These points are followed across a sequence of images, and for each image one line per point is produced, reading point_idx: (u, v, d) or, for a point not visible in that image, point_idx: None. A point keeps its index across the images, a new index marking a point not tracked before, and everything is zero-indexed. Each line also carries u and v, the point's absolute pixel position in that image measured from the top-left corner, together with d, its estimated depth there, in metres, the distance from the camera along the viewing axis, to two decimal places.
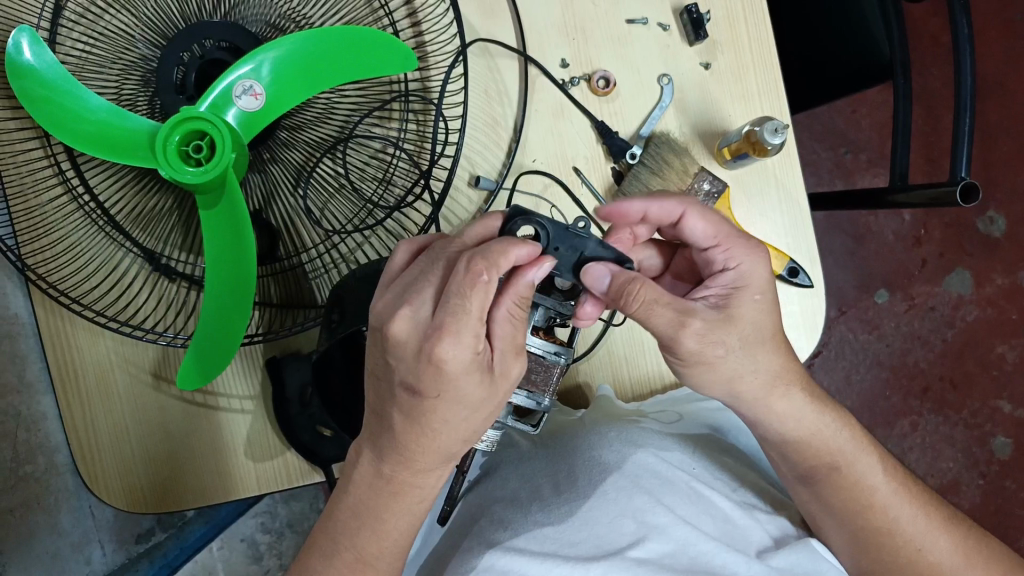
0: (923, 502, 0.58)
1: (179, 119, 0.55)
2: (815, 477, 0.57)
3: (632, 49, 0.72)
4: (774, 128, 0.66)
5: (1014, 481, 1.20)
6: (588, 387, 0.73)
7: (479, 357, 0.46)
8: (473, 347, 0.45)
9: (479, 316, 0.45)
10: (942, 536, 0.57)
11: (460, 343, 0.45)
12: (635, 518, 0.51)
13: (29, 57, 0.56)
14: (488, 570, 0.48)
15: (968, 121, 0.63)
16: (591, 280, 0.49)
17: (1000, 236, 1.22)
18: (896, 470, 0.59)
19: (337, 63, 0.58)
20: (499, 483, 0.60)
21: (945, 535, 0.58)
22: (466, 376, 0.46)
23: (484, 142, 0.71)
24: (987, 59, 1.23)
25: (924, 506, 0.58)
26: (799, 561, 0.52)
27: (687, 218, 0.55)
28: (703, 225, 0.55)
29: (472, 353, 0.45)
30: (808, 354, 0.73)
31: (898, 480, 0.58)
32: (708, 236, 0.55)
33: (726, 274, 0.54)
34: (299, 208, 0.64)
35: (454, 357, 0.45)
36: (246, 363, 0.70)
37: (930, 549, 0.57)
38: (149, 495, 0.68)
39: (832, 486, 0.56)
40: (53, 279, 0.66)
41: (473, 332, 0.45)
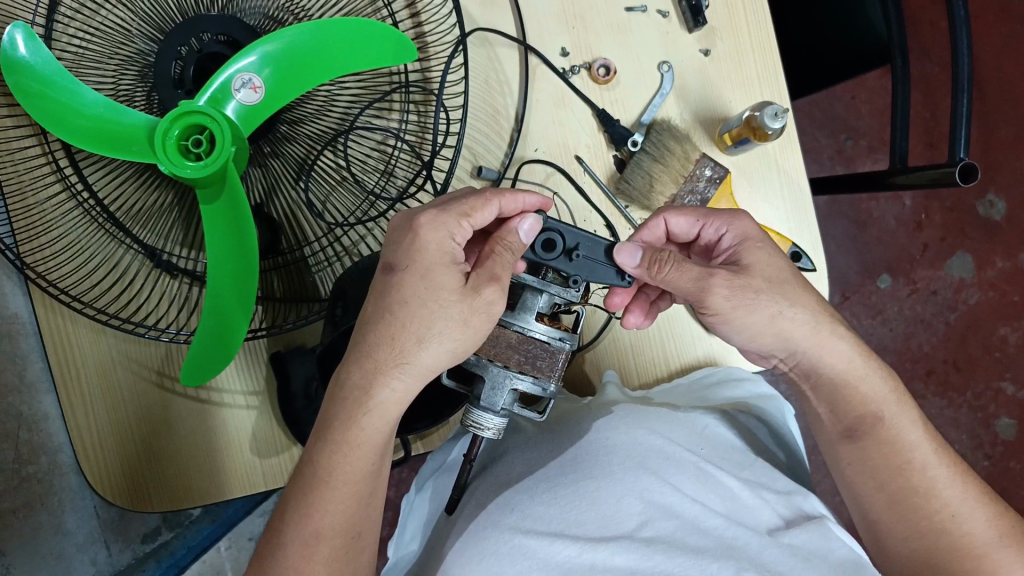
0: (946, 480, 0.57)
1: (179, 114, 0.54)
2: (868, 427, 0.58)
3: (632, 37, 0.72)
4: (774, 113, 0.66)
5: (1019, 462, 1.21)
6: (594, 374, 0.73)
7: (455, 244, 0.53)
8: (453, 233, 0.53)
9: (470, 218, 0.54)
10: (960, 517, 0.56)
11: (442, 224, 0.53)
12: (642, 497, 0.50)
13: (25, 53, 0.55)
14: (498, 554, 0.48)
15: (966, 102, 0.63)
16: (623, 255, 0.54)
17: (1000, 220, 1.22)
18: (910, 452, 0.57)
19: (336, 53, 0.58)
20: (506, 469, 0.58)
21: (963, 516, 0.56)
22: (445, 269, 0.52)
23: (485, 132, 0.71)
24: (985, 43, 1.23)
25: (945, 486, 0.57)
26: (810, 540, 0.51)
27: (667, 222, 0.62)
28: (682, 220, 0.61)
29: (450, 235, 0.53)
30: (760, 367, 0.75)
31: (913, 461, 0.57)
32: (692, 224, 0.61)
33: (725, 242, 0.59)
34: (300, 201, 0.63)
35: (433, 239, 0.52)
36: (250, 359, 0.69)
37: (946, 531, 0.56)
38: (154, 495, 0.67)
39: (877, 439, 0.57)
40: (53, 277, 0.66)
41: (452, 223, 0.53)
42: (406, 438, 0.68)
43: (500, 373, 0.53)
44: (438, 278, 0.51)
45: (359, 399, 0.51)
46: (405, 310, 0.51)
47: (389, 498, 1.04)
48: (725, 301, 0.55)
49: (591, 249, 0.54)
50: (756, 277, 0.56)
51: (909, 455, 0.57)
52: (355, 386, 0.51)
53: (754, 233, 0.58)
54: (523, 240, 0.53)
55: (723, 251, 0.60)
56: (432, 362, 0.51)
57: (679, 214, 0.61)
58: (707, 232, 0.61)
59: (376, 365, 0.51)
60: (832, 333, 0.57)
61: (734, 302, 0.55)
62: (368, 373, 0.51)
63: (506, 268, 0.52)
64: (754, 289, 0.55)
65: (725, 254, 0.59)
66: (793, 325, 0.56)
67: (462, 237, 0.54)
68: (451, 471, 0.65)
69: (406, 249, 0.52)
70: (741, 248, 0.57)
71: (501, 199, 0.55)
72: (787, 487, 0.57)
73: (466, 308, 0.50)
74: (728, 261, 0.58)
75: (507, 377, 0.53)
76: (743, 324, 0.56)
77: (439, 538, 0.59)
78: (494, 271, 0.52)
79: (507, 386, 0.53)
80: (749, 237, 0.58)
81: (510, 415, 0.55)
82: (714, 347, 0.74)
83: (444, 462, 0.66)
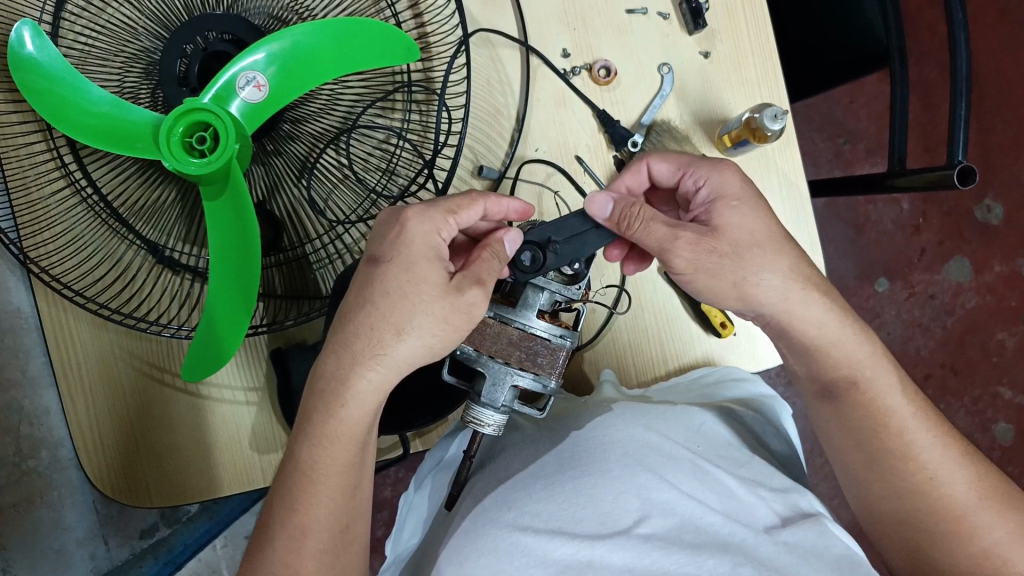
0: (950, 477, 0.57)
1: (183, 111, 0.55)
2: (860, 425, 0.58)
3: (634, 38, 0.73)
4: (774, 114, 0.67)
5: (1017, 466, 1.21)
6: (592, 373, 0.73)
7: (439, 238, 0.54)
8: (440, 231, 0.54)
9: (456, 214, 0.55)
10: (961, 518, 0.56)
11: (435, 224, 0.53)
12: (639, 495, 0.50)
13: (32, 49, 0.56)
14: (494, 550, 0.48)
15: (964, 104, 0.64)
16: (595, 207, 0.54)
17: (998, 225, 1.23)
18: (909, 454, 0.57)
19: (339, 52, 0.58)
20: (503, 467, 0.59)
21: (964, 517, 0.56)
22: (428, 263, 0.53)
23: (486, 132, 0.71)
24: (983, 49, 1.24)
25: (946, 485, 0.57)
26: (806, 537, 0.51)
27: (650, 166, 0.61)
28: (665, 166, 0.60)
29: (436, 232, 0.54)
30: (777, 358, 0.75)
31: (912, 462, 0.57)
32: (674, 172, 0.60)
33: (700, 197, 0.58)
34: (302, 198, 0.64)
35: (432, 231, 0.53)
36: (250, 356, 0.69)
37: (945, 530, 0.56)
38: (153, 490, 0.68)
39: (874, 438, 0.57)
40: (55, 272, 0.66)
41: (439, 219, 0.54)
42: (405, 434, 0.68)
43: (500, 370, 0.54)
44: (428, 272, 0.52)
45: (357, 391, 0.51)
46: (387, 304, 0.51)
47: (389, 497, 1.04)
48: (687, 263, 0.55)
49: (558, 228, 0.55)
50: (723, 241, 0.55)
51: (909, 454, 0.56)
52: (338, 378, 0.51)
53: (730, 191, 0.57)
54: (512, 251, 0.54)
55: (697, 207, 0.59)
56: (436, 345, 0.52)
57: (662, 159, 0.60)
58: (685, 183, 0.60)
59: (377, 348, 0.51)
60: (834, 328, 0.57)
61: (697, 264, 0.55)
62: (371, 357, 0.51)
63: (491, 275, 0.53)
64: (719, 253, 0.55)
65: (699, 210, 0.58)
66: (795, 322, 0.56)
67: (447, 235, 0.55)
68: (452, 467, 0.65)
69: (392, 240, 0.53)
70: (713, 207, 0.56)
71: (488, 200, 0.56)
72: (784, 484, 0.57)
73: (464, 292, 0.51)
74: (700, 217, 0.58)
75: (508, 374, 0.54)
76: (718, 296, 0.57)
77: (438, 534, 0.59)
78: (478, 274, 0.52)
79: (508, 382, 0.54)
80: (724, 195, 0.57)
81: (510, 412, 0.55)
82: (713, 347, 0.74)
83: (442, 459, 0.66)
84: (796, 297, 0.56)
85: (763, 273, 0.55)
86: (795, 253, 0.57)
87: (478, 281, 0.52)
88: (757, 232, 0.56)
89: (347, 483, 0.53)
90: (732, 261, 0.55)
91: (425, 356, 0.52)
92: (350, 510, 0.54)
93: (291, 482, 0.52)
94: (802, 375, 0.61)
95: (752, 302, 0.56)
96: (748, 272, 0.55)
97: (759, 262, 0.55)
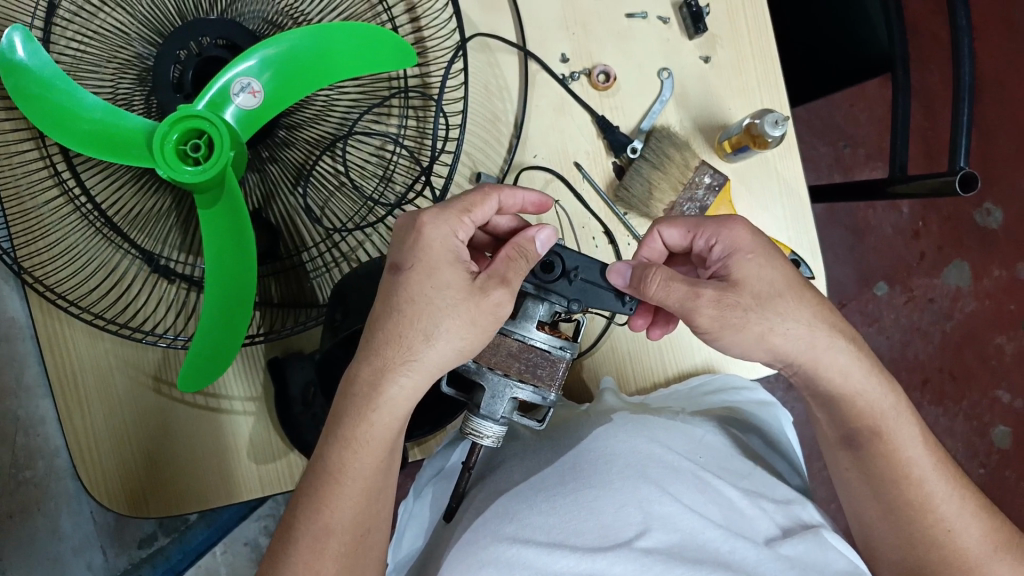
0: (954, 491, 0.56)
1: (177, 118, 0.54)
2: (859, 439, 0.57)
3: (634, 44, 0.72)
4: (775, 120, 0.66)
5: (1015, 472, 1.21)
6: (591, 381, 0.73)
7: (457, 240, 0.53)
8: (456, 231, 0.53)
9: (470, 213, 0.54)
10: (964, 536, 0.56)
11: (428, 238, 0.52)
12: (641, 507, 0.50)
13: (23, 56, 0.55)
14: (495, 563, 0.48)
15: (966, 113, 0.63)
16: (616, 271, 0.54)
17: (998, 229, 1.22)
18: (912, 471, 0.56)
19: (333, 58, 0.57)
20: (503, 479, 0.58)
21: (966, 535, 0.56)
22: (447, 266, 0.52)
23: (484, 139, 0.70)
24: (984, 53, 1.23)
25: (949, 501, 0.56)
26: (807, 551, 0.51)
27: (661, 234, 0.61)
28: (675, 231, 0.60)
29: (451, 233, 0.53)
30: (771, 371, 0.74)
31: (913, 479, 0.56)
32: (685, 235, 0.60)
33: (715, 254, 0.58)
34: (298, 206, 0.63)
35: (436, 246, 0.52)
36: (248, 365, 0.69)
37: (946, 548, 0.55)
38: (150, 499, 0.67)
39: (874, 453, 0.57)
40: (50, 281, 0.65)
41: (453, 220, 0.53)
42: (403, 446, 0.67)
43: (500, 382, 0.53)
44: (439, 290, 0.51)
45: (362, 404, 0.51)
46: (384, 311, 0.51)
47: None
48: (712, 320, 0.54)
49: (591, 274, 0.54)
50: (744, 294, 0.54)
51: (910, 469, 0.56)
52: (369, 382, 0.51)
53: (743, 243, 0.56)
54: (540, 253, 0.53)
55: (715, 264, 0.58)
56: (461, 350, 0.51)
57: (671, 224, 0.60)
58: (698, 244, 0.60)
59: (405, 354, 0.51)
60: (844, 355, 0.56)
61: (722, 320, 0.54)
62: (377, 371, 0.51)
63: (519, 274, 0.51)
64: (742, 306, 0.54)
65: (718, 266, 0.57)
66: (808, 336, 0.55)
67: (464, 234, 0.54)
68: (452, 477, 0.65)
69: (410, 247, 0.52)
70: (729, 263, 0.56)
71: (500, 194, 0.56)
72: (785, 496, 0.57)
73: (489, 292, 0.51)
74: (720, 272, 0.56)
75: (507, 386, 0.53)
76: (737, 346, 0.55)
77: (438, 546, 0.58)
78: (503, 273, 0.51)
79: (507, 394, 0.53)
80: (739, 247, 0.56)
81: (509, 423, 0.55)
82: (713, 354, 0.74)
83: (443, 468, 0.66)
84: (822, 343, 0.55)
85: (787, 319, 0.54)
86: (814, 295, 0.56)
87: (504, 281, 0.51)
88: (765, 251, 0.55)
89: (371, 492, 0.52)
90: (756, 312, 0.54)
91: (424, 374, 0.52)
92: (374, 512, 0.53)
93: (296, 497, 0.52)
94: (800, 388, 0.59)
95: (782, 354, 0.55)
96: (772, 322, 0.54)
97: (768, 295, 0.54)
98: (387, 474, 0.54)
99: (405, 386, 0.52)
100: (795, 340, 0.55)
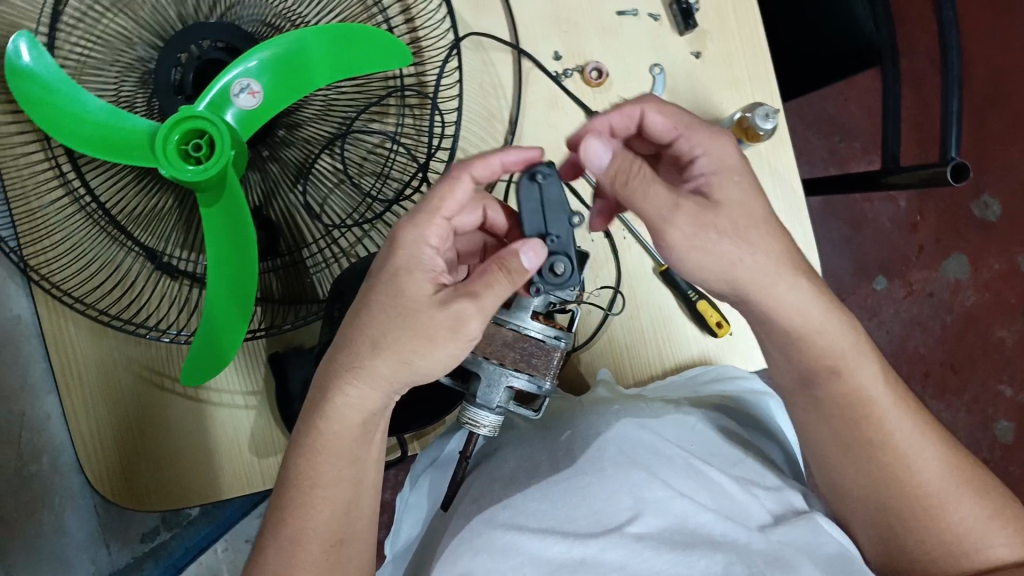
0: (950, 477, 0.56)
1: (179, 119, 0.56)
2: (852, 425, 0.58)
3: (622, 40, 0.73)
4: (766, 113, 0.68)
5: (1018, 466, 1.20)
6: (588, 375, 0.73)
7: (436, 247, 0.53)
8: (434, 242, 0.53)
9: (442, 210, 0.53)
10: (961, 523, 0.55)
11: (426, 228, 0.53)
12: (632, 493, 0.50)
13: (28, 61, 0.57)
14: (487, 549, 0.48)
15: (954, 103, 0.64)
16: (589, 154, 0.52)
17: (996, 222, 1.22)
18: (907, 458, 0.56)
19: (331, 58, 0.59)
20: (498, 466, 0.59)
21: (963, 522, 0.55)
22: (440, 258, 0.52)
23: (480, 134, 0.72)
24: (979, 47, 1.24)
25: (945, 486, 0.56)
26: (799, 537, 0.51)
27: (644, 115, 0.58)
28: (660, 120, 0.58)
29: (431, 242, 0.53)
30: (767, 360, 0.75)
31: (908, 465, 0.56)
32: (670, 131, 0.58)
33: (699, 166, 0.56)
34: (298, 203, 0.65)
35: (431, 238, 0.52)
36: (249, 360, 0.70)
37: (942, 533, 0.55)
38: (154, 494, 0.68)
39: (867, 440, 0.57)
40: (55, 279, 0.67)
41: (427, 222, 0.53)
42: (402, 438, 0.68)
43: (496, 372, 0.54)
44: (413, 284, 0.51)
45: (350, 393, 0.52)
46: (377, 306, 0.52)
47: (388, 499, 1.05)
48: (686, 237, 0.53)
49: (549, 189, 0.54)
50: (722, 216, 0.54)
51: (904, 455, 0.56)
52: (322, 389, 0.53)
53: (730, 164, 0.56)
54: (528, 269, 0.51)
55: (696, 177, 0.56)
56: (411, 359, 0.51)
57: (659, 110, 0.57)
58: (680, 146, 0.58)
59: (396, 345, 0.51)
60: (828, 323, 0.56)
61: (695, 237, 0.53)
62: (370, 364, 0.51)
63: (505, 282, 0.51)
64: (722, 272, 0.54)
65: (697, 181, 0.56)
66: (804, 324, 0.56)
67: (438, 237, 0.53)
68: (448, 466, 0.65)
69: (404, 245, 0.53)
70: (714, 179, 0.55)
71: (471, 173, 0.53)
72: (777, 483, 0.58)
73: (451, 304, 0.50)
74: (699, 188, 0.55)
75: (502, 375, 0.54)
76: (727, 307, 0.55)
77: (436, 534, 0.59)
78: (472, 287, 0.50)
79: (502, 383, 0.55)
80: (726, 168, 0.56)
81: (505, 412, 0.56)
82: (709, 346, 0.74)
83: (438, 458, 0.67)
84: (798, 311, 0.55)
85: (772, 291, 0.54)
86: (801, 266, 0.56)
87: (471, 295, 0.50)
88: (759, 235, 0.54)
89: None
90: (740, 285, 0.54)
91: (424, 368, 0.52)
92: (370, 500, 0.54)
93: (285, 489, 0.53)
94: (789, 364, 0.60)
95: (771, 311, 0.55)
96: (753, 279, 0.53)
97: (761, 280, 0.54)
98: (355, 481, 0.54)
99: (405, 376, 0.52)
100: (785, 305, 0.55)
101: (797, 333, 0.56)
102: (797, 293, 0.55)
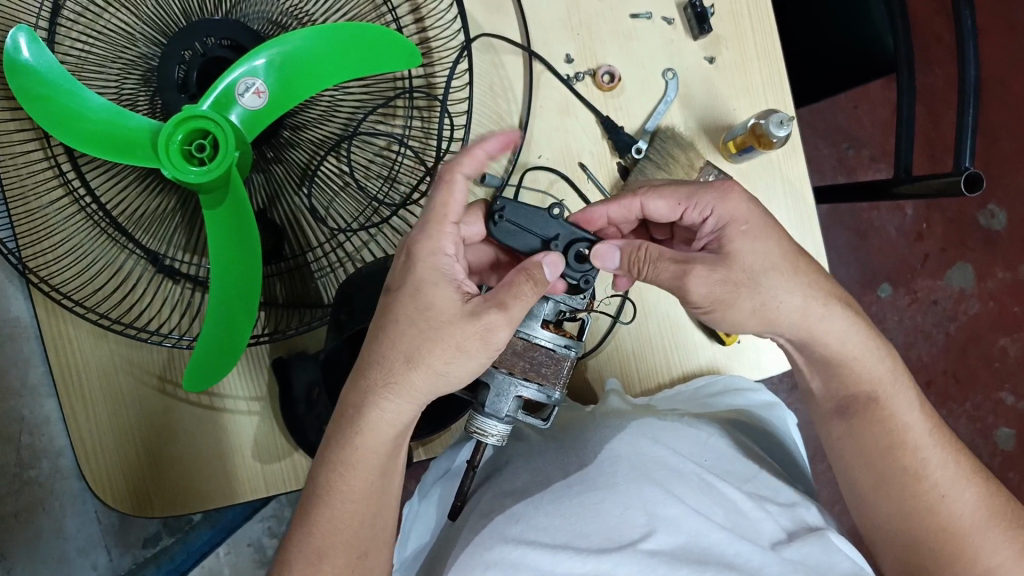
0: (961, 498, 0.56)
1: (183, 118, 0.54)
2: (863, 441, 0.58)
3: (637, 44, 0.72)
4: (780, 120, 0.66)
5: (1017, 474, 1.21)
6: (595, 383, 0.73)
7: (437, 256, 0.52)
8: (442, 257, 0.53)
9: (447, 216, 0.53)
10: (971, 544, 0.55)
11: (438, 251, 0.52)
12: (646, 510, 0.50)
13: (27, 56, 0.55)
14: (498, 565, 0.48)
15: (972, 115, 0.63)
16: (602, 257, 0.53)
17: (1001, 231, 1.22)
18: (919, 478, 0.56)
19: (338, 58, 0.57)
20: (508, 479, 0.58)
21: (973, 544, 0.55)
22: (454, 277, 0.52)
23: (490, 137, 0.70)
24: (989, 55, 1.23)
25: (956, 508, 0.56)
26: (811, 553, 0.51)
27: (644, 205, 0.58)
28: (662, 203, 0.57)
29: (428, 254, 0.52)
30: (783, 365, 0.74)
31: (919, 486, 0.56)
32: (673, 208, 0.57)
33: (708, 226, 0.56)
34: (303, 207, 0.63)
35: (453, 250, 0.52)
36: (252, 365, 0.69)
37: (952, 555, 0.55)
38: (155, 499, 0.67)
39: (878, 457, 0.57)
40: (54, 281, 0.65)
41: (439, 232, 0.52)
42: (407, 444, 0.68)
43: (505, 380, 0.53)
44: (441, 296, 0.51)
45: (374, 410, 0.51)
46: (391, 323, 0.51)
47: None
48: (705, 298, 0.53)
49: (518, 214, 0.54)
50: (735, 269, 0.53)
51: (915, 475, 0.56)
52: (356, 406, 0.52)
53: (739, 214, 0.55)
54: (552, 276, 0.51)
55: (706, 236, 0.56)
56: (450, 371, 0.51)
57: (658, 196, 0.57)
58: (688, 217, 0.57)
59: (409, 360, 0.51)
60: (842, 326, 0.56)
61: (714, 297, 0.53)
62: (383, 383, 0.51)
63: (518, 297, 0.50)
64: (734, 282, 0.53)
65: (707, 239, 0.56)
66: (818, 335, 0.56)
67: (451, 245, 0.53)
68: (456, 476, 0.65)
69: (415, 258, 0.52)
70: (724, 235, 0.55)
71: (465, 174, 0.52)
72: (789, 498, 0.57)
73: (482, 315, 0.49)
74: (711, 245, 0.56)
75: (512, 385, 0.53)
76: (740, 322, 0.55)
77: (444, 546, 0.59)
78: (501, 297, 0.50)
79: (512, 393, 0.54)
80: (735, 219, 0.55)
81: (514, 422, 0.55)
82: (717, 356, 0.74)
83: (449, 469, 0.66)
84: (817, 314, 0.55)
85: (786, 292, 0.54)
86: (815, 270, 0.56)
87: (500, 305, 0.49)
88: (777, 242, 0.55)
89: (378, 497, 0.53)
90: (748, 288, 0.53)
91: (439, 384, 0.52)
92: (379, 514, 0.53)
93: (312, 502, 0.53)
94: (819, 393, 0.61)
95: (776, 325, 0.55)
96: (765, 297, 0.53)
97: (778, 282, 0.54)
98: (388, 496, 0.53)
99: (419, 390, 0.51)
100: (791, 312, 0.54)
101: (817, 334, 0.56)
102: (811, 311, 0.55)
